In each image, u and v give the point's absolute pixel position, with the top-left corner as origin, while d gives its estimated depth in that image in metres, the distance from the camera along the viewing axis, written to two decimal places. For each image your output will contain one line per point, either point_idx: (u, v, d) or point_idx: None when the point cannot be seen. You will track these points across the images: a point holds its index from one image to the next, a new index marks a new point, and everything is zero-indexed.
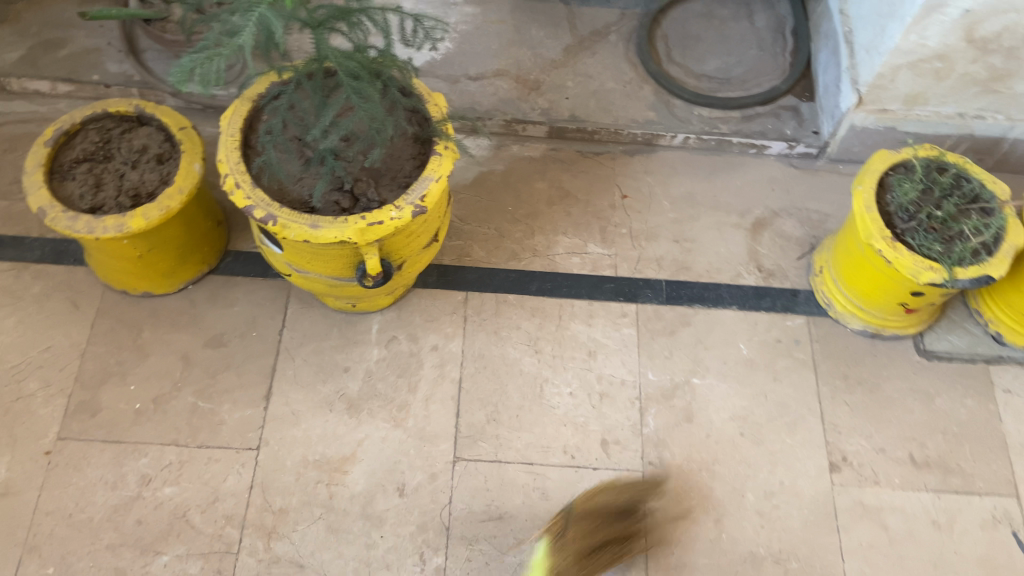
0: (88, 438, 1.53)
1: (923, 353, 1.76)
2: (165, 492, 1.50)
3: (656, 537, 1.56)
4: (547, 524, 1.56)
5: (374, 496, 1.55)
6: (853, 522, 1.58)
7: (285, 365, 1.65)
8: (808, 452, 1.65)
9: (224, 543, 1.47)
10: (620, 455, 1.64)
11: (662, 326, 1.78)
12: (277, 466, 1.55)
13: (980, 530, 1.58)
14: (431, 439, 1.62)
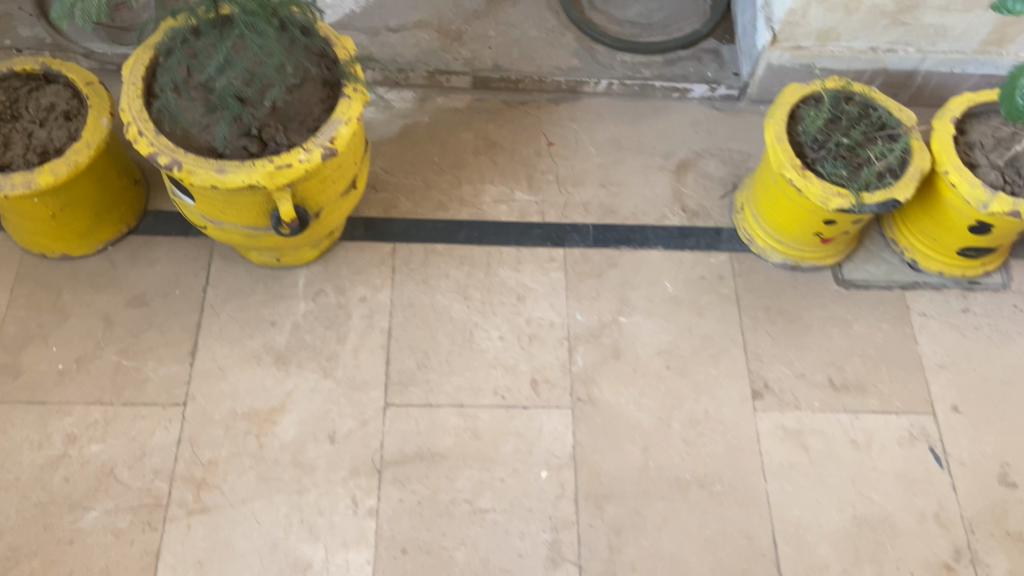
0: (10, 400, 1.52)
1: (842, 283, 1.82)
2: (91, 450, 1.50)
3: (585, 469, 1.59)
4: (478, 463, 1.59)
5: (304, 444, 1.56)
6: (775, 444, 1.63)
7: (211, 322, 1.65)
8: (731, 380, 1.70)
9: (152, 497, 1.48)
10: (549, 394, 1.67)
11: (590, 269, 1.81)
12: (205, 420, 1.55)
13: (898, 447, 1.64)
14: (361, 387, 1.63)
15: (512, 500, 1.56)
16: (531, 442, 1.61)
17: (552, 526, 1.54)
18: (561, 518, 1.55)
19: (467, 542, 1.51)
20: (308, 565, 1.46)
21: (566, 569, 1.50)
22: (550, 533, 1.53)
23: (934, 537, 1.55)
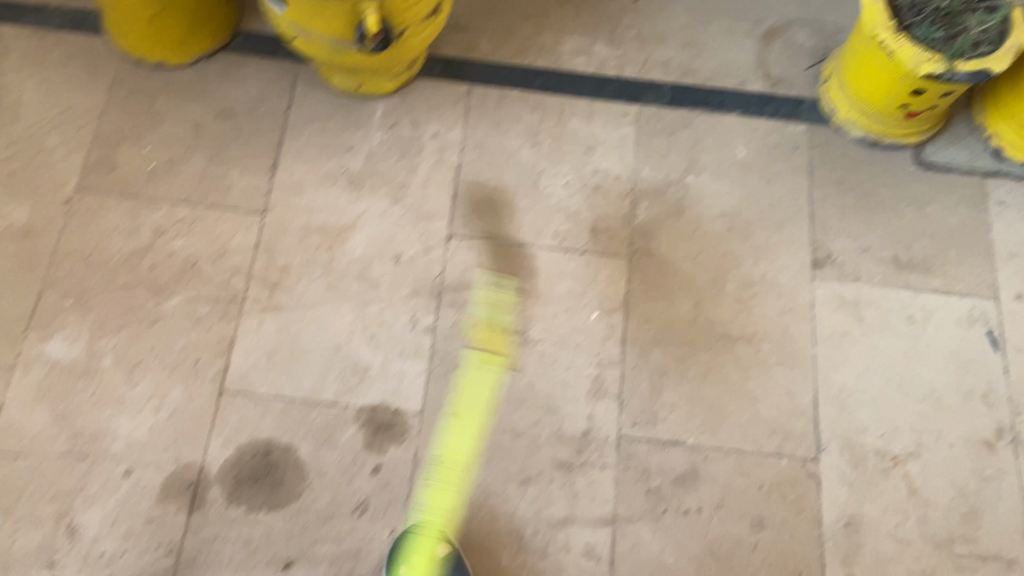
0: (105, 190, 1.64)
1: (919, 165, 1.77)
2: (176, 244, 1.61)
3: (635, 316, 1.62)
4: (533, 297, 1.63)
5: (371, 262, 1.64)
6: (829, 312, 1.63)
7: (292, 141, 1.72)
8: (794, 248, 1.68)
9: (229, 291, 1.59)
10: (609, 242, 1.68)
11: (662, 127, 1.79)
12: (281, 229, 1.65)
13: (955, 326, 1.63)
14: (427, 216, 1.68)
15: (561, 335, 1.60)
16: (586, 285, 1.64)
17: (598, 364, 1.58)
18: (607, 356, 1.59)
19: (515, 367, 1.58)
20: (366, 368, 1.55)
21: (607, 402, 1.55)
22: (595, 369, 1.58)
23: (979, 415, 1.56)
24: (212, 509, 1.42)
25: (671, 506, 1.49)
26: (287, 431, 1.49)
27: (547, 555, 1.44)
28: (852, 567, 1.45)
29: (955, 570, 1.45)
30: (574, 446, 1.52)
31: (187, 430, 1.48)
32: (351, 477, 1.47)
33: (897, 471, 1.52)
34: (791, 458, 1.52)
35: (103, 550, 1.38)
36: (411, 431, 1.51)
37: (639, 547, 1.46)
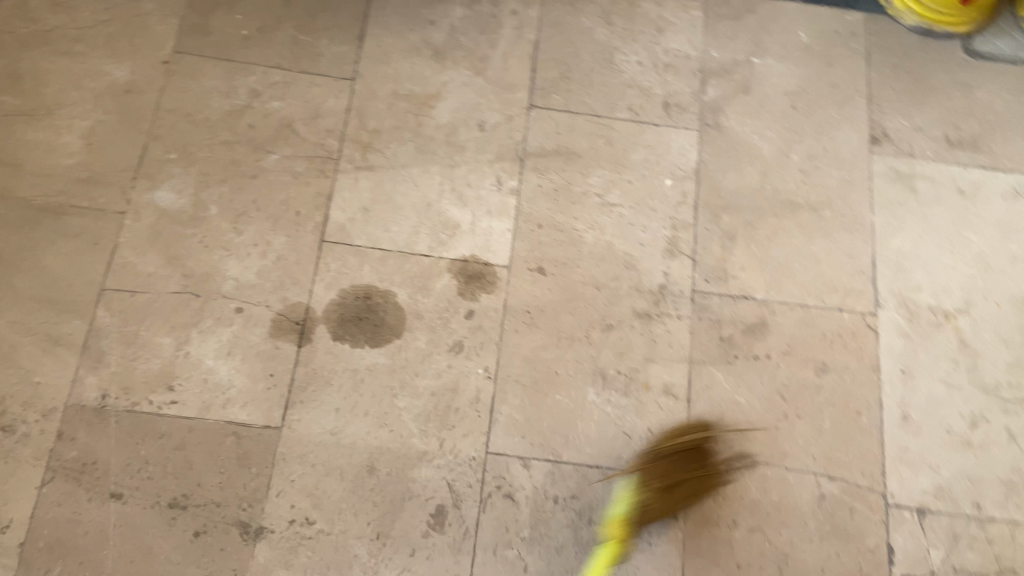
0: (201, 54, 1.71)
1: (970, 53, 1.87)
2: (272, 105, 1.68)
3: (706, 183, 1.72)
4: (610, 165, 1.72)
5: (456, 128, 1.71)
6: (886, 183, 1.74)
7: (377, 14, 1.79)
8: (852, 126, 1.79)
9: (325, 151, 1.66)
10: (679, 116, 1.77)
11: (729, 12, 1.88)
12: (370, 95, 1.72)
13: (1002, 199, 1.74)
14: (509, 88, 1.76)
15: (638, 199, 1.70)
16: (659, 155, 1.74)
17: (672, 226, 1.69)
18: (680, 220, 1.69)
19: (596, 227, 1.67)
20: (457, 225, 1.63)
21: (682, 260, 1.66)
22: (669, 231, 1.68)
23: None
24: (320, 345, 1.51)
25: (741, 353, 1.60)
26: (385, 278, 1.58)
27: (629, 392, 1.55)
28: (907, 407, 1.57)
29: (1002, 411, 1.58)
30: (652, 298, 1.63)
31: (293, 274, 1.56)
32: (446, 321, 1.56)
33: (948, 325, 1.64)
34: (851, 313, 1.64)
35: (219, 378, 1.47)
36: (500, 282, 1.61)
37: (713, 387, 1.57)
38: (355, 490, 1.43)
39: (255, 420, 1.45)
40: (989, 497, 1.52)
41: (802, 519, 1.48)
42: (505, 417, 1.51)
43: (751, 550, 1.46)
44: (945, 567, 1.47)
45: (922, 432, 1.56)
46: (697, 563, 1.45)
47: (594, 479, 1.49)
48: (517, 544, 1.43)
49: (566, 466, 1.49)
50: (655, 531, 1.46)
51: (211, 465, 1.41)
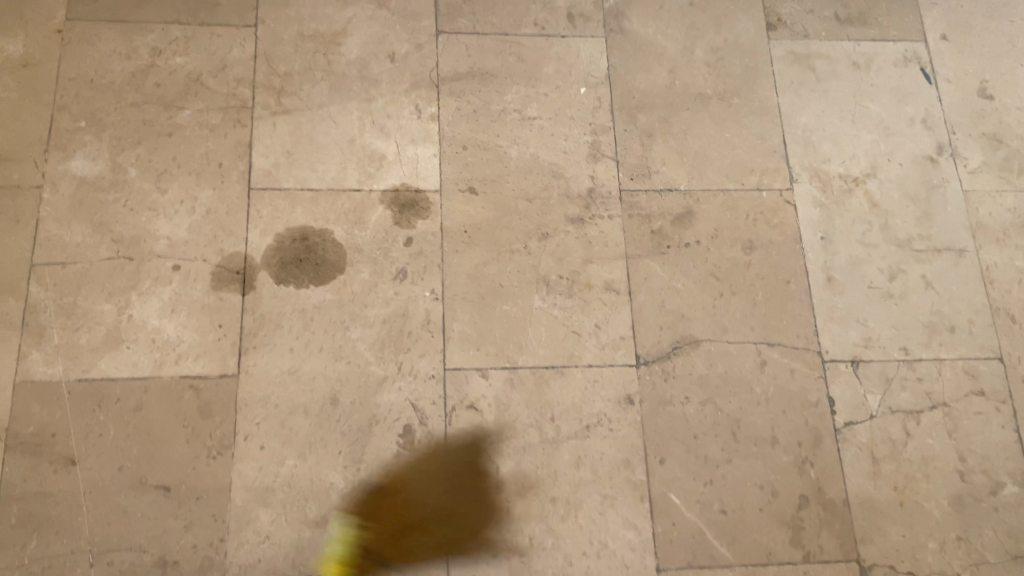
0: (95, 19, 1.66)
1: None
2: (176, 62, 1.65)
3: (619, 87, 1.77)
4: (524, 81, 1.75)
5: (368, 62, 1.71)
6: (787, 66, 1.83)
7: None
8: (749, 15, 1.86)
9: (238, 100, 1.64)
10: (585, 26, 1.81)
11: None
12: (276, 40, 1.70)
13: (893, 68, 1.85)
14: (414, 17, 1.76)
15: (556, 110, 1.74)
16: (570, 65, 1.78)
17: (592, 132, 1.73)
18: (599, 125, 1.74)
19: (519, 142, 1.71)
20: (383, 156, 1.65)
21: (606, 163, 1.71)
22: (590, 137, 1.73)
23: (921, 137, 1.80)
24: (264, 290, 1.52)
25: (673, 243, 1.67)
26: (319, 217, 1.58)
27: (573, 294, 1.61)
28: (831, 270, 1.68)
29: (917, 261, 1.69)
30: (583, 203, 1.68)
31: (225, 225, 1.55)
32: (386, 250, 1.58)
33: (859, 190, 1.74)
34: (769, 191, 1.73)
35: (167, 336, 1.46)
36: (434, 206, 1.63)
37: (651, 277, 1.64)
38: (322, 422, 1.45)
39: (210, 371, 1.45)
40: (915, 341, 1.63)
41: (748, 385, 1.57)
42: (457, 333, 1.55)
43: (706, 421, 1.54)
44: (882, 408, 1.58)
45: (847, 291, 1.66)
46: (657, 440, 1.52)
47: (551, 378, 1.55)
48: (486, 450, 1.48)
49: (522, 371, 1.54)
50: (615, 417, 1.53)
51: (172, 420, 1.42)
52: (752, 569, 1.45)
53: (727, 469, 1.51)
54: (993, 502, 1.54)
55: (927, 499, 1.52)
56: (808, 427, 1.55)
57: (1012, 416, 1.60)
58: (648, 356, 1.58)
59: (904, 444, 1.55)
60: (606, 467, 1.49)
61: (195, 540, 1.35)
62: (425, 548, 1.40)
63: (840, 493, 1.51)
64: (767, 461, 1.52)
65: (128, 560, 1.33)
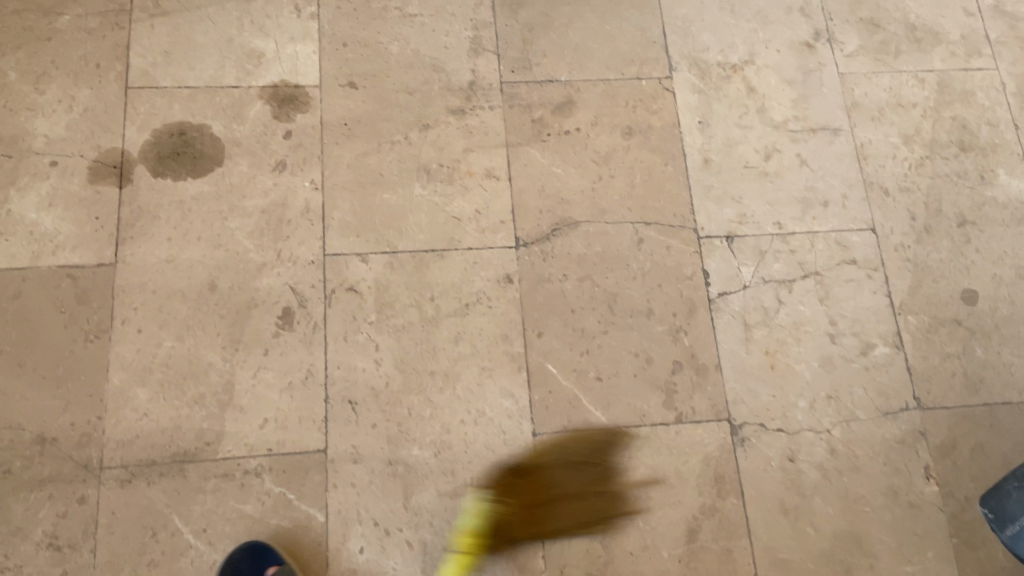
0: None
1: None
2: None
3: None
4: None
5: None
6: None
7: None
8: None
9: (116, 4, 1.66)
10: None
11: None
12: None
13: None
14: None
15: (437, 8, 1.76)
16: None
17: (473, 27, 1.76)
18: (480, 21, 1.76)
19: (400, 38, 1.73)
20: (262, 54, 1.67)
21: (487, 57, 1.74)
22: (471, 32, 1.75)
23: (799, 24, 1.84)
24: (141, 183, 1.54)
25: (553, 130, 1.70)
26: (197, 113, 1.61)
27: (453, 181, 1.64)
28: (709, 152, 1.71)
29: (792, 141, 1.74)
30: (463, 95, 1.70)
31: (103, 123, 1.57)
32: (266, 143, 1.61)
33: (736, 76, 1.78)
34: (649, 79, 1.76)
35: (45, 228, 1.49)
36: (313, 101, 1.65)
37: (530, 163, 1.67)
38: (200, 306, 1.48)
39: (88, 260, 1.48)
40: (789, 215, 1.68)
41: (625, 262, 1.62)
42: (337, 221, 1.58)
43: (584, 296, 1.58)
44: (755, 279, 1.62)
45: (723, 171, 1.70)
46: (535, 315, 1.56)
47: (431, 261, 1.58)
48: (365, 329, 1.51)
49: (402, 254, 1.57)
50: (493, 295, 1.57)
51: (50, 307, 1.44)
52: (625, 431, 1.50)
53: (602, 340, 1.56)
54: (863, 362, 1.58)
55: (798, 362, 1.57)
56: (682, 298, 1.60)
57: (883, 282, 1.65)
58: (527, 238, 1.61)
59: (776, 311, 1.61)
60: (484, 341, 1.53)
61: (74, 419, 1.39)
62: (304, 420, 1.44)
63: (712, 358, 1.56)
64: (642, 331, 1.57)
65: (8, 439, 1.37)
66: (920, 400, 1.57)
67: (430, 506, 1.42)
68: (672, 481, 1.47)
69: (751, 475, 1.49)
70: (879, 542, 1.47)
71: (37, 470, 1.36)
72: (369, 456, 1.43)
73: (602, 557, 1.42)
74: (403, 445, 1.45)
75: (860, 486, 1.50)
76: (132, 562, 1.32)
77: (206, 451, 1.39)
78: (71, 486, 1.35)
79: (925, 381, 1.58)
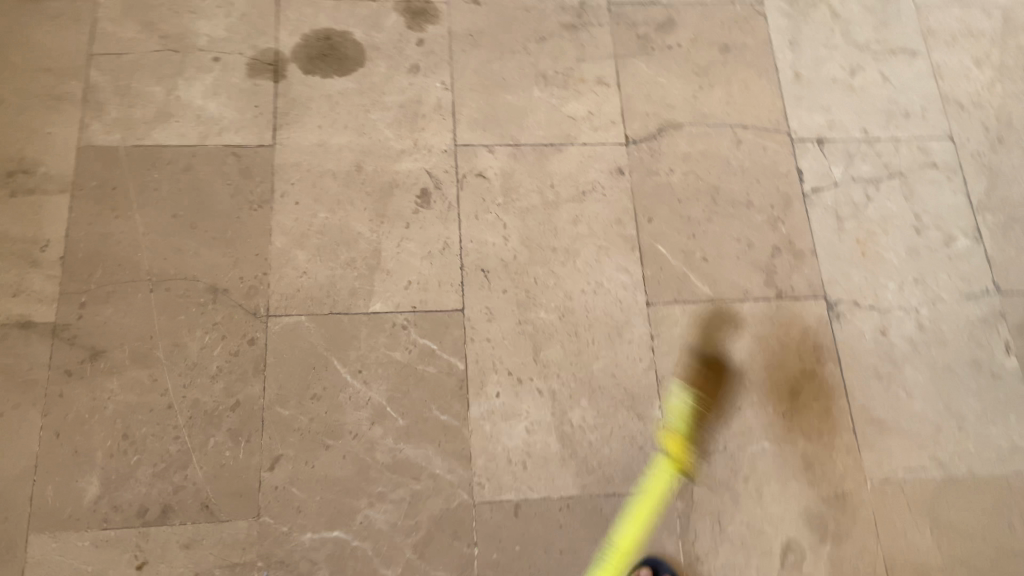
0: None
1: None
2: None
3: None
4: None
5: None
6: None
7: None
8: None
9: None
10: None
11: None
12: None
13: None
14: None
15: None
16: None
17: None
18: None
19: None
20: None
21: None
22: None
23: None
24: (294, 79, 1.72)
25: (657, 46, 1.86)
26: (341, 21, 1.78)
27: (568, 86, 1.80)
28: (798, 68, 1.87)
29: (874, 61, 1.90)
30: (575, 13, 1.87)
31: (259, 26, 1.75)
32: (401, 49, 1.78)
33: (822, 4, 1.95)
34: (743, 4, 1.92)
35: (211, 113, 1.66)
36: (442, 14, 1.83)
37: (637, 74, 1.83)
38: (349, 184, 1.65)
39: (249, 141, 1.65)
40: (874, 124, 1.83)
41: (725, 160, 1.77)
42: (466, 117, 1.74)
43: (689, 188, 1.74)
44: (845, 178, 1.77)
45: (813, 84, 1.86)
46: (645, 203, 1.72)
47: (550, 154, 1.74)
48: (494, 210, 1.67)
49: (525, 147, 1.73)
50: (608, 185, 1.72)
51: (218, 179, 1.61)
52: (731, 304, 1.64)
53: (707, 226, 1.71)
54: (946, 252, 1.72)
55: (887, 249, 1.71)
56: (779, 193, 1.75)
57: (962, 184, 1.78)
58: (636, 137, 1.77)
59: (865, 205, 1.75)
60: (600, 224, 1.69)
61: (241, 273, 1.54)
62: (442, 284, 1.59)
63: (807, 244, 1.71)
64: (742, 220, 1.72)
65: (184, 287, 1.52)
66: (999, 286, 1.70)
67: (557, 361, 1.56)
68: (774, 347, 1.61)
69: (846, 345, 1.62)
70: (965, 406, 1.59)
71: (210, 315, 1.50)
72: (501, 317, 1.58)
73: (713, 410, 1.55)
74: (531, 309, 1.60)
75: (947, 357, 1.62)
76: (297, 395, 1.46)
77: (359, 306, 1.55)
78: (241, 329, 1.50)
79: (1003, 270, 1.71)
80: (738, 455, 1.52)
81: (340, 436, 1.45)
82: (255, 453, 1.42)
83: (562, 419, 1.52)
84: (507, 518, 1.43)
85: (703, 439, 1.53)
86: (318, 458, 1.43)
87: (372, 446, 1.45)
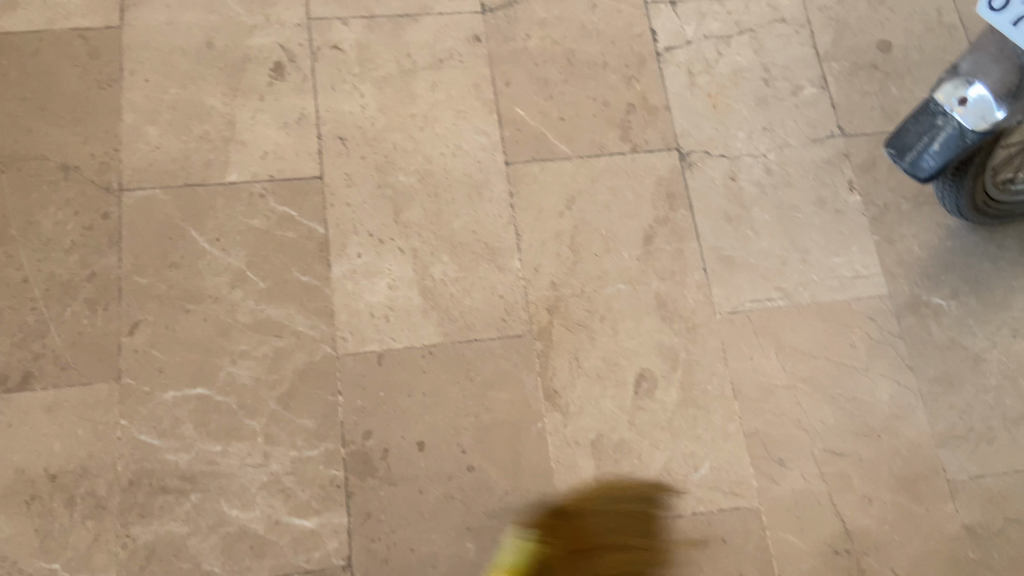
0: None
1: None
2: None
3: None
4: None
5: None
6: None
7: None
8: None
9: None
10: None
11: None
12: None
13: None
14: None
15: None
16: None
17: None
18: None
19: None
20: None
21: None
22: None
23: None
24: None
25: None
26: None
27: None
28: None
29: None
30: None
31: None
32: None
33: None
34: None
35: None
36: None
37: None
38: (200, 60, 1.63)
39: (95, 23, 1.63)
40: None
41: (581, 24, 1.80)
42: None
43: (546, 52, 1.76)
44: (697, 36, 1.82)
45: None
46: (502, 68, 1.74)
47: (406, 24, 1.74)
48: (350, 80, 1.67)
49: (380, 19, 1.73)
50: (464, 52, 1.74)
51: (65, 61, 1.59)
52: (587, 159, 1.69)
53: (564, 88, 1.74)
54: (793, 100, 1.79)
55: (736, 101, 1.77)
56: (633, 53, 1.79)
57: (810, 36, 1.85)
58: (493, 5, 1.78)
59: (716, 61, 1.80)
60: (458, 89, 1.71)
61: (93, 151, 1.54)
62: (300, 153, 1.60)
63: (661, 100, 1.76)
64: (599, 80, 1.75)
65: (34, 167, 1.51)
66: (843, 129, 1.78)
67: (418, 221, 1.59)
68: (629, 197, 1.67)
69: (697, 191, 1.69)
70: (810, 240, 1.68)
71: (62, 192, 1.50)
72: (360, 182, 1.60)
73: (571, 259, 1.61)
74: (390, 173, 1.62)
75: (793, 197, 1.71)
76: (155, 265, 1.48)
77: (215, 177, 1.56)
78: (95, 204, 1.50)
79: (847, 115, 1.79)
80: (594, 297, 1.59)
81: (201, 300, 1.47)
82: (114, 321, 1.44)
83: (423, 274, 1.56)
84: (370, 368, 1.48)
85: (561, 285, 1.59)
86: (179, 322, 1.45)
87: (233, 308, 1.48)
